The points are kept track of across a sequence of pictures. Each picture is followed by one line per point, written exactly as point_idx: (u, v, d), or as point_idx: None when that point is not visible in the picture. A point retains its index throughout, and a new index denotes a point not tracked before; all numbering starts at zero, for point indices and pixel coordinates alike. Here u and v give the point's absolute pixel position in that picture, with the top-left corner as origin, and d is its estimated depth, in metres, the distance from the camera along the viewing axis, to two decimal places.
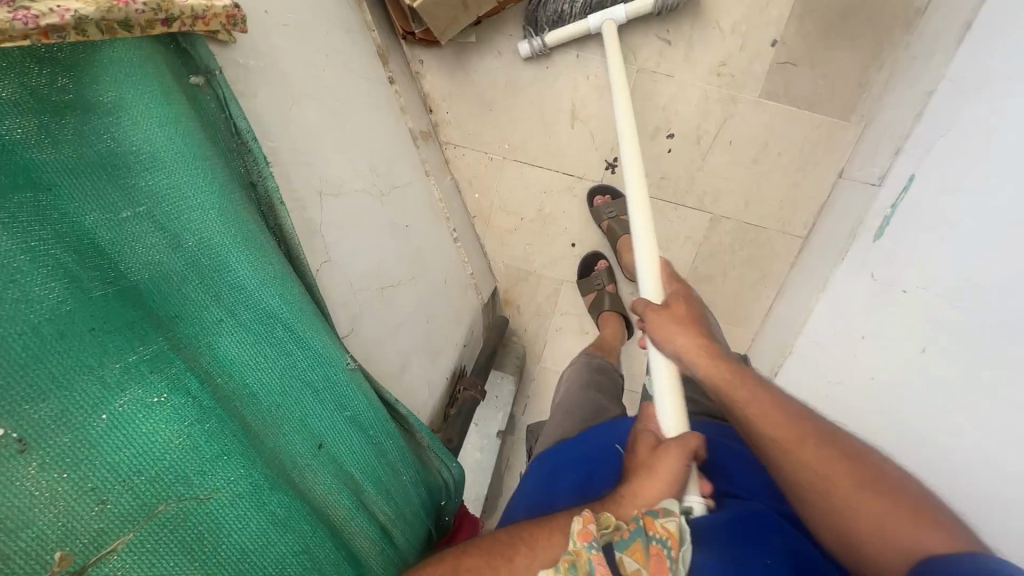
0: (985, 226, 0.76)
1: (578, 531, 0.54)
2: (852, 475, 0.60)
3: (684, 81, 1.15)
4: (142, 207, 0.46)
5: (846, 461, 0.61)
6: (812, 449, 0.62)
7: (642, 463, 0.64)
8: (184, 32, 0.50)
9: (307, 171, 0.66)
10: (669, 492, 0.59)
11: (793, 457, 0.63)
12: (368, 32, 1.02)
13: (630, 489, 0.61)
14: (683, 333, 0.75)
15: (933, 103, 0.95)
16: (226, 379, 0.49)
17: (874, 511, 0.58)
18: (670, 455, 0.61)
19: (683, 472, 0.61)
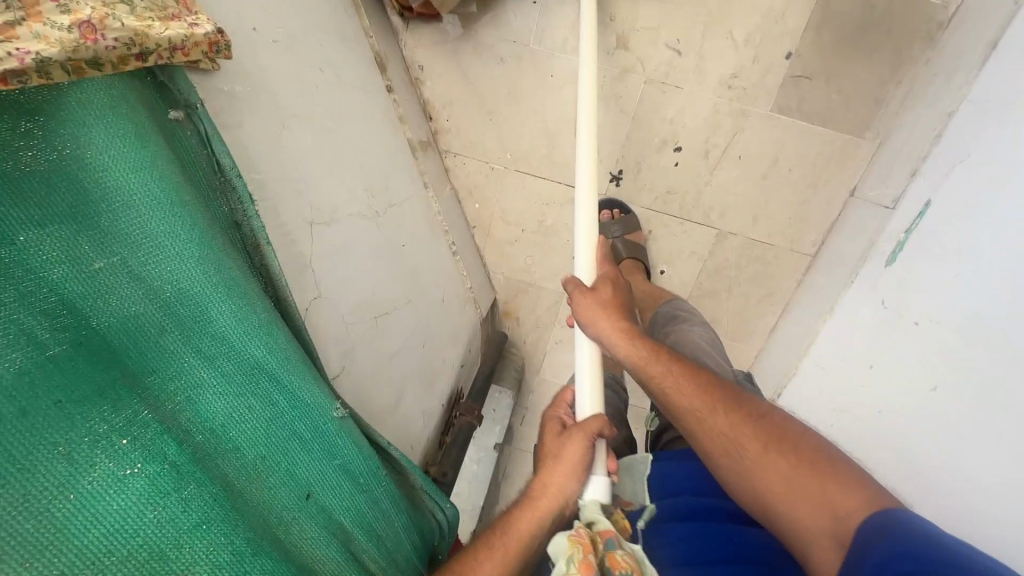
0: (1001, 262, 0.74)
1: (579, 563, 0.51)
2: (757, 436, 0.65)
3: (693, 93, 1.10)
4: (117, 258, 0.43)
5: (750, 423, 0.66)
6: (720, 414, 0.67)
7: (550, 451, 0.66)
8: (163, 65, 0.47)
9: (297, 201, 0.63)
10: (578, 482, 0.62)
11: (705, 423, 0.68)
12: (365, 39, 0.97)
13: (540, 482, 0.63)
14: (607, 317, 0.76)
15: (955, 124, 0.91)
16: (208, 437, 0.47)
17: (781, 468, 0.61)
18: (574, 441, 0.64)
19: (587, 454, 0.64)
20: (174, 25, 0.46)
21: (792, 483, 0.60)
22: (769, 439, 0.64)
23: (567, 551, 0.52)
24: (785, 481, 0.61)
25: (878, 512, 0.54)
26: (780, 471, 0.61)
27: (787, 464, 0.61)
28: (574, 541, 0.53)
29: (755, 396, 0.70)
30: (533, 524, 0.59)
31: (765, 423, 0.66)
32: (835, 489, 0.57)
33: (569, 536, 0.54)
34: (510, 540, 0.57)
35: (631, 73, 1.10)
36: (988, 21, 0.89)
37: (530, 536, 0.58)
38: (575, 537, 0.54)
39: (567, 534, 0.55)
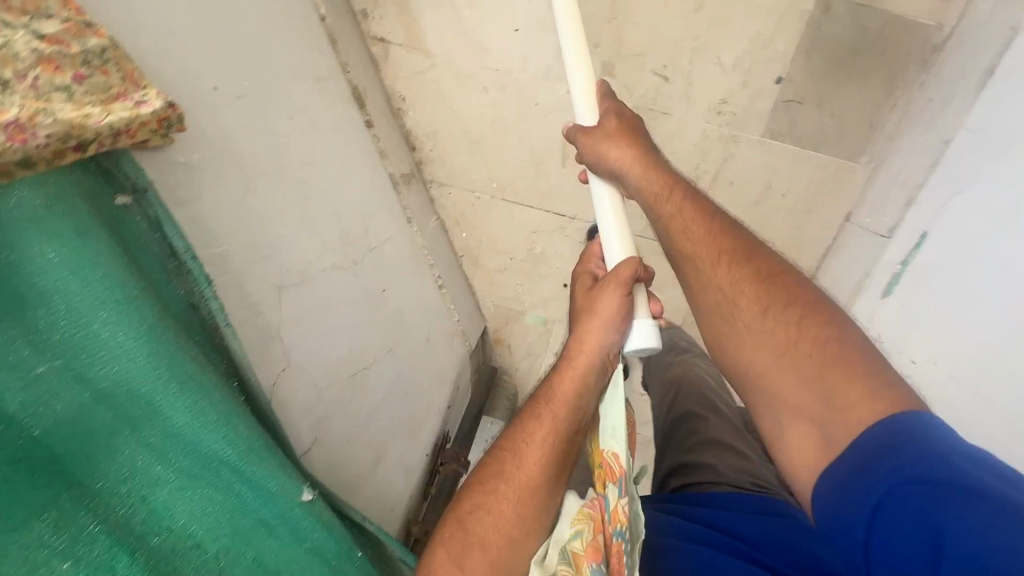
0: (1000, 303, 0.71)
1: (584, 543, 0.54)
2: (757, 295, 0.62)
3: (682, 119, 1.06)
4: (58, 362, 0.40)
5: (755, 279, 0.63)
6: (721, 266, 0.65)
7: (583, 307, 0.67)
8: (106, 151, 0.45)
9: (262, 267, 0.60)
10: (616, 335, 0.64)
11: (704, 273, 0.66)
12: (341, 75, 0.94)
13: (575, 338, 0.65)
14: (617, 147, 0.72)
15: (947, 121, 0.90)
16: (163, 538, 0.45)
17: (773, 340, 0.59)
18: (609, 291, 0.64)
19: (625, 303, 0.64)
20: (116, 108, 0.44)
21: (784, 356, 0.58)
22: (770, 301, 0.61)
23: (576, 526, 0.56)
24: (778, 350, 0.59)
25: (897, 413, 0.49)
26: (773, 343, 0.59)
27: (785, 333, 0.59)
28: (583, 518, 0.56)
29: (771, 254, 0.65)
30: (575, 382, 0.63)
31: (775, 282, 0.62)
32: (832, 373, 0.54)
33: (578, 512, 0.57)
34: (556, 404, 0.63)
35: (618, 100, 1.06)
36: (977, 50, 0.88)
37: (574, 391, 0.63)
38: (584, 511, 0.57)
39: (580, 505, 0.58)
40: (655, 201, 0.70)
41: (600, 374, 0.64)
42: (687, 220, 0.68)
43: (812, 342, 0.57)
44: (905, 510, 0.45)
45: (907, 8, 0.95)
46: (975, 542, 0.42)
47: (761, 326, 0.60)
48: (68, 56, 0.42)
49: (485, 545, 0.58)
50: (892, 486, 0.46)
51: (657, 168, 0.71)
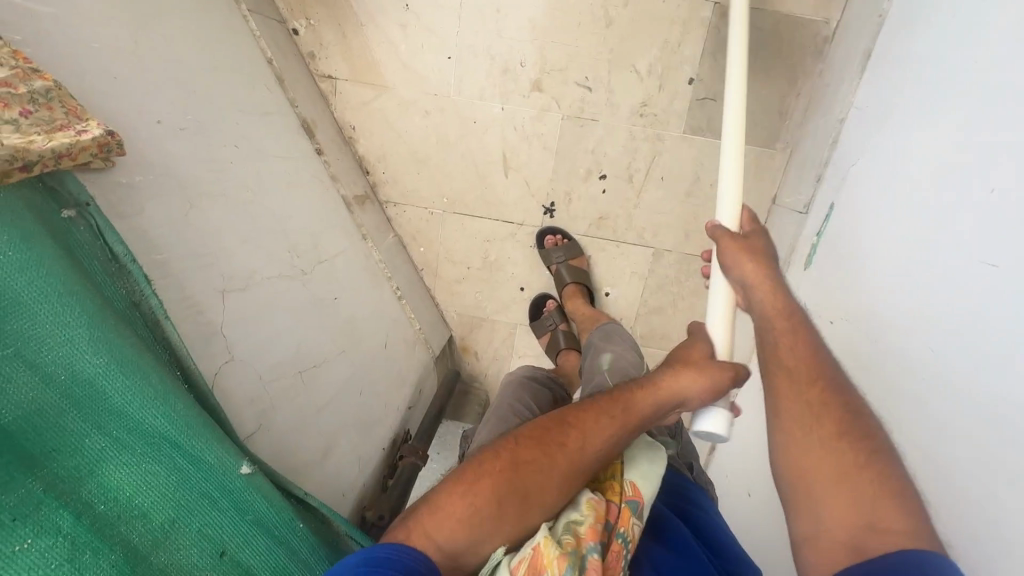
0: (895, 258, 0.78)
1: (589, 526, 0.59)
2: (837, 421, 0.59)
3: (609, 124, 1.15)
4: (11, 349, 0.46)
5: (842, 410, 0.60)
6: (813, 389, 0.62)
7: (692, 362, 0.72)
8: (50, 172, 0.52)
9: (205, 273, 0.67)
10: (702, 399, 0.69)
11: (793, 385, 0.64)
12: (290, 109, 1.04)
13: (673, 373, 0.71)
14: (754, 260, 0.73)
15: (910, 107, 0.81)
16: (109, 506, 0.50)
17: (840, 461, 0.57)
18: (721, 365, 0.70)
19: (725, 384, 0.69)
20: (59, 136, 0.52)
21: (843, 481, 0.55)
22: (847, 429, 0.59)
23: (585, 511, 0.61)
24: (837, 471, 0.56)
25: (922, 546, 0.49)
26: (838, 462, 0.57)
27: (851, 458, 0.57)
28: (593, 508, 0.61)
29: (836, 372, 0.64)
30: (654, 407, 0.69)
31: (861, 419, 0.59)
32: (885, 504, 0.53)
33: (589, 501, 0.62)
34: (631, 415, 0.67)
35: (549, 112, 1.16)
36: (939, 20, 0.78)
37: (651, 409, 0.69)
38: (592, 503, 0.62)
39: (589, 496, 0.63)
40: (771, 315, 0.70)
41: (666, 410, 0.70)
42: (794, 341, 0.67)
43: (879, 475, 0.55)
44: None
45: (795, 7, 1.05)
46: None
47: (834, 447, 0.58)
48: (16, 96, 0.50)
49: (525, 498, 0.60)
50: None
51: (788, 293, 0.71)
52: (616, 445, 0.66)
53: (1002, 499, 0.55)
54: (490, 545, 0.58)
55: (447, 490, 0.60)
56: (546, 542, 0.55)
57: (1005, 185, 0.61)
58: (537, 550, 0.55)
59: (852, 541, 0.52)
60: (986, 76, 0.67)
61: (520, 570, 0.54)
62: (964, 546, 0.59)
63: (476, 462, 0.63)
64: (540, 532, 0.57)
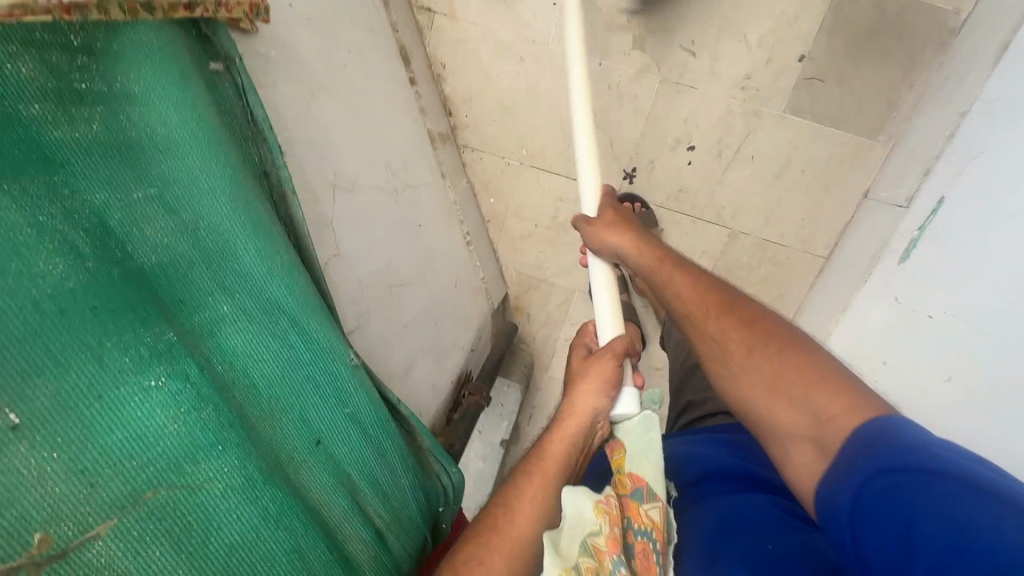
0: (997, 253, 0.77)
1: (608, 537, 0.55)
2: (742, 339, 0.66)
3: (708, 93, 1.12)
4: (153, 189, 0.45)
5: (740, 325, 0.67)
6: (711, 316, 0.69)
7: (575, 374, 0.74)
8: (207, 19, 0.51)
9: (321, 163, 0.66)
10: (607, 399, 0.71)
11: (697, 325, 0.71)
12: (392, 33, 1.02)
13: (568, 399, 0.72)
14: (615, 233, 0.81)
15: (1004, 115, 0.84)
16: (227, 368, 0.48)
17: (757, 375, 0.63)
18: (601, 361, 0.73)
19: (613, 371, 0.72)
20: None
21: (772, 388, 0.61)
22: (755, 339, 0.65)
23: (595, 521, 0.57)
24: (764, 382, 0.62)
25: (863, 420, 0.52)
26: (760, 377, 0.62)
27: (769, 367, 0.62)
28: (602, 513, 0.57)
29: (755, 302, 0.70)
30: (565, 442, 0.68)
31: (757, 324, 0.66)
32: (820, 394, 0.57)
33: (596, 504, 0.58)
34: (547, 465, 0.67)
35: (647, 73, 1.13)
36: None
37: (572, 442, 0.68)
38: (602, 507, 0.58)
39: (596, 498, 0.59)
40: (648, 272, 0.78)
41: (589, 434, 0.70)
42: (671, 276, 0.75)
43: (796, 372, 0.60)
44: (883, 495, 0.46)
45: None
46: (947, 519, 0.42)
47: (748, 363, 0.64)
48: None
49: None
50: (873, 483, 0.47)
51: (650, 245, 0.79)
52: (551, 494, 0.64)
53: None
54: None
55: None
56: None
57: None
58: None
59: (814, 442, 0.55)
60: None
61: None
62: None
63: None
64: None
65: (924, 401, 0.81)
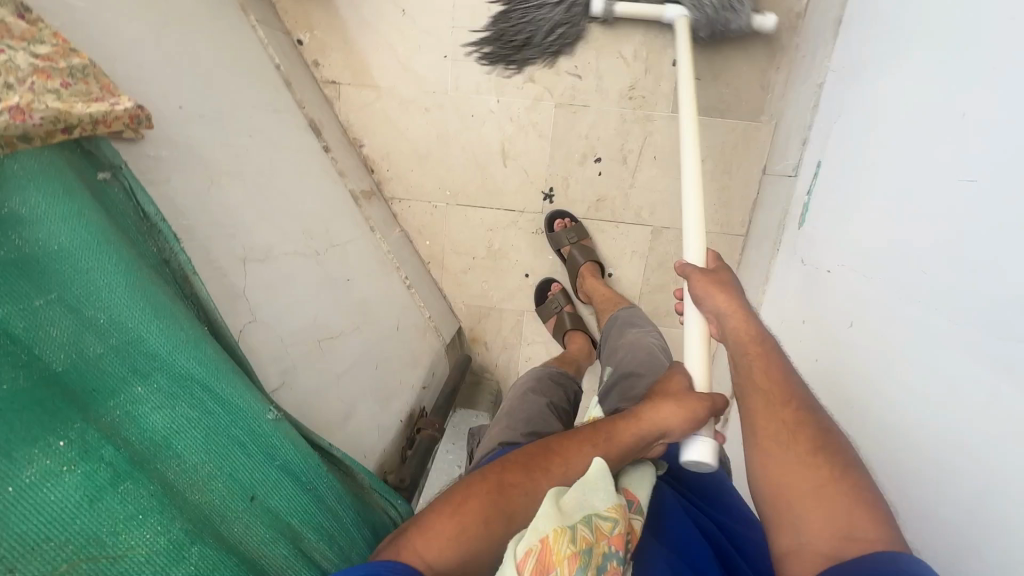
0: (869, 203, 0.84)
1: (617, 531, 0.57)
2: (813, 440, 0.63)
3: (601, 108, 1.21)
4: (53, 294, 0.50)
5: (815, 429, 0.64)
6: (788, 409, 0.66)
7: (671, 393, 0.74)
8: (88, 136, 0.57)
9: (228, 241, 0.72)
10: (682, 428, 0.69)
11: (768, 410, 0.67)
12: (298, 110, 1.10)
13: (655, 405, 0.72)
14: (723, 291, 0.77)
15: (959, 65, 0.69)
16: (146, 444, 0.52)
17: (811, 475, 0.60)
18: (700, 395, 0.72)
19: (702, 411, 0.70)
20: (95, 105, 0.57)
21: (820, 490, 0.59)
22: (825, 446, 0.62)
23: (611, 512, 0.58)
24: (816, 484, 0.59)
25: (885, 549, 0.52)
26: (812, 476, 0.60)
27: (828, 474, 0.60)
28: (620, 510, 0.59)
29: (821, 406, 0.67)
30: (633, 438, 0.70)
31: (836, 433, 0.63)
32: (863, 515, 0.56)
33: (617, 501, 0.59)
34: (609, 444, 0.70)
35: (543, 101, 1.22)
36: None
37: (633, 444, 0.70)
38: (620, 504, 0.59)
39: (617, 498, 0.60)
40: (744, 340, 0.73)
41: (649, 443, 0.71)
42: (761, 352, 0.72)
43: (852, 486, 0.58)
44: None
45: None
46: None
47: (810, 463, 0.61)
48: (56, 69, 0.54)
49: (511, 519, 0.63)
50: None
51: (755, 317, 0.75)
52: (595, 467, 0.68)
53: (974, 472, 0.59)
54: (483, 555, 0.60)
55: (434, 513, 0.61)
56: (555, 537, 0.53)
57: (957, 110, 0.68)
58: (546, 545, 0.52)
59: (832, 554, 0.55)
60: (926, 33, 0.76)
61: (528, 563, 0.52)
62: (940, 481, 0.64)
63: (462, 486, 0.65)
64: (549, 524, 0.54)
65: (833, 351, 0.87)
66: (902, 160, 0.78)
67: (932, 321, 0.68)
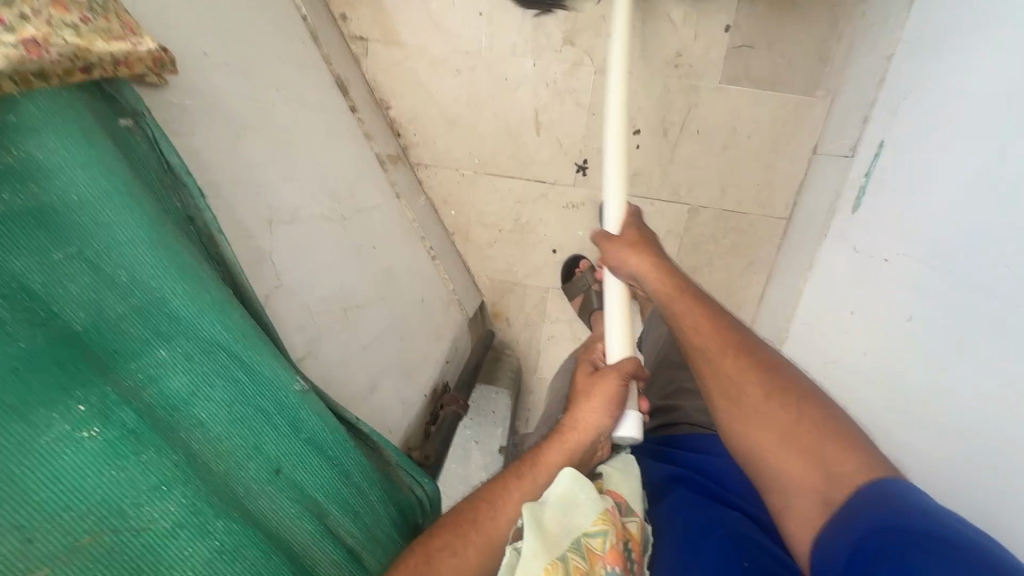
0: (938, 187, 0.78)
1: (609, 546, 0.54)
2: (762, 384, 0.65)
3: (643, 76, 1.14)
4: (73, 247, 0.46)
5: (759, 369, 0.66)
6: (730, 357, 0.68)
7: (581, 390, 0.72)
8: (108, 78, 0.53)
9: (254, 201, 0.68)
10: (607, 418, 0.68)
11: (714, 363, 0.69)
12: (325, 66, 1.04)
13: (572, 413, 0.70)
14: (634, 256, 0.79)
15: None
16: (169, 412, 0.49)
17: (779, 420, 0.62)
18: (606, 378, 0.70)
19: (619, 392, 0.69)
20: (116, 44, 0.52)
21: (787, 437, 0.61)
22: (775, 388, 0.64)
23: (600, 527, 0.56)
24: (782, 432, 0.61)
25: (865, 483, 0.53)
26: (777, 425, 0.62)
27: (788, 417, 0.62)
28: (607, 519, 0.56)
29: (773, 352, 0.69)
30: (564, 454, 0.67)
31: (776, 372, 0.66)
32: (834, 449, 0.58)
33: (603, 511, 0.57)
34: (540, 470, 0.66)
35: (581, 66, 1.15)
36: None
37: (565, 459, 0.67)
38: (607, 513, 0.57)
39: (603, 506, 0.57)
40: (667, 299, 0.75)
41: (589, 448, 0.68)
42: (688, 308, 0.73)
43: (812, 424, 0.61)
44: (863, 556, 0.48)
45: None
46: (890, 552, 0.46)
47: (765, 409, 0.63)
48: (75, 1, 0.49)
49: None
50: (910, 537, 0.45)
51: (668, 271, 0.77)
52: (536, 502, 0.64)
53: None
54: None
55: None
56: None
57: None
58: None
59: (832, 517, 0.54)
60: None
61: None
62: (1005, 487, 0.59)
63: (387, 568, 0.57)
64: (537, 564, 0.52)
65: (883, 345, 0.82)
66: (979, 140, 0.71)
67: (1006, 317, 0.62)
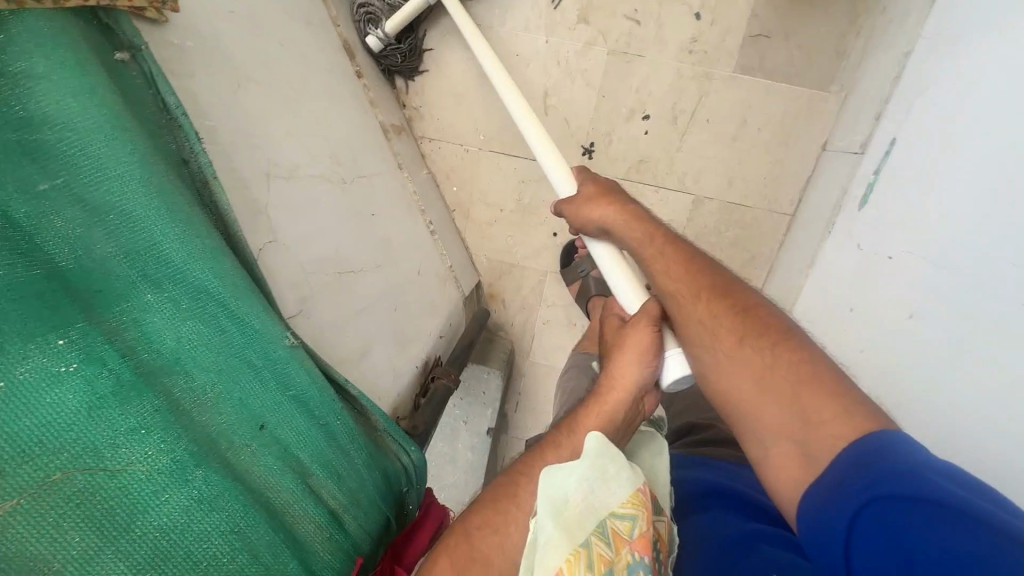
0: (947, 185, 0.77)
1: (639, 534, 0.54)
2: (734, 328, 0.65)
3: (656, 60, 1.12)
4: (60, 179, 0.44)
5: (735, 315, 0.66)
6: (703, 298, 0.69)
7: (615, 346, 0.73)
8: (107, 7, 0.51)
9: (252, 153, 0.66)
10: (646, 368, 0.69)
11: (686, 309, 0.70)
12: (333, 27, 1.02)
13: (609, 370, 0.70)
14: (598, 208, 0.81)
15: None
16: (152, 356, 0.47)
17: (753, 365, 0.61)
18: (638, 329, 0.71)
19: (653, 337, 0.70)
20: None
21: (762, 379, 0.60)
22: (747, 332, 0.64)
23: (631, 509, 0.55)
24: (756, 375, 0.61)
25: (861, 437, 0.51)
26: (751, 368, 0.61)
27: (761, 362, 0.61)
28: (638, 503, 0.56)
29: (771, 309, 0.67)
30: (603, 415, 0.66)
31: (750, 314, 0.65)
32: (811, 395, 0.56)
33: (634, 493, 0.56)
34: (578, 434, 0.66)
35: (594, 46, 1.13)
36: None
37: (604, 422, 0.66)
38: (638, 496, 0.56)
39: (635, 486, 0.57)
40: (639, 247, 0.76)
41: (635, 403, 0.68)
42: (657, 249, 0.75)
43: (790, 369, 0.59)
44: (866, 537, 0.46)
45: None
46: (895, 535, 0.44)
47: (738, 353, 0.63)
48: None
49: (489, 562, 0.57)
50: (914, 503, 0.44)
51: (634, 214, 0.78)
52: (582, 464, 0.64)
53: None
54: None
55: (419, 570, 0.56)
56: (571, 565, 0.50)
57: None
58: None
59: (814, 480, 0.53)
60: None
61: None
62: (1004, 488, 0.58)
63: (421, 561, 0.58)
64: (559, 552, 0.50)
65: (882, 342, 0.82)
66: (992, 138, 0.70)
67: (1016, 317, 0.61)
